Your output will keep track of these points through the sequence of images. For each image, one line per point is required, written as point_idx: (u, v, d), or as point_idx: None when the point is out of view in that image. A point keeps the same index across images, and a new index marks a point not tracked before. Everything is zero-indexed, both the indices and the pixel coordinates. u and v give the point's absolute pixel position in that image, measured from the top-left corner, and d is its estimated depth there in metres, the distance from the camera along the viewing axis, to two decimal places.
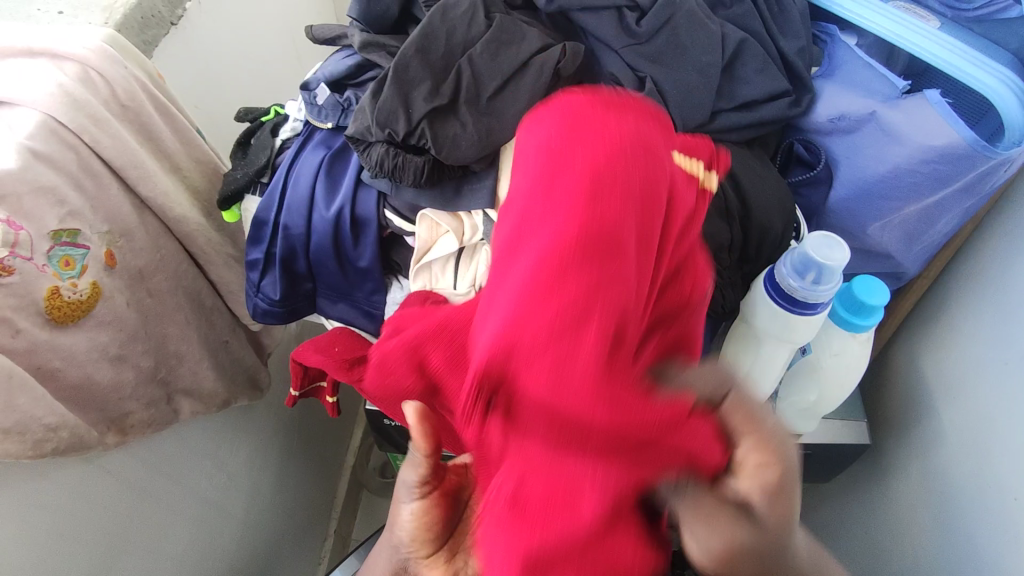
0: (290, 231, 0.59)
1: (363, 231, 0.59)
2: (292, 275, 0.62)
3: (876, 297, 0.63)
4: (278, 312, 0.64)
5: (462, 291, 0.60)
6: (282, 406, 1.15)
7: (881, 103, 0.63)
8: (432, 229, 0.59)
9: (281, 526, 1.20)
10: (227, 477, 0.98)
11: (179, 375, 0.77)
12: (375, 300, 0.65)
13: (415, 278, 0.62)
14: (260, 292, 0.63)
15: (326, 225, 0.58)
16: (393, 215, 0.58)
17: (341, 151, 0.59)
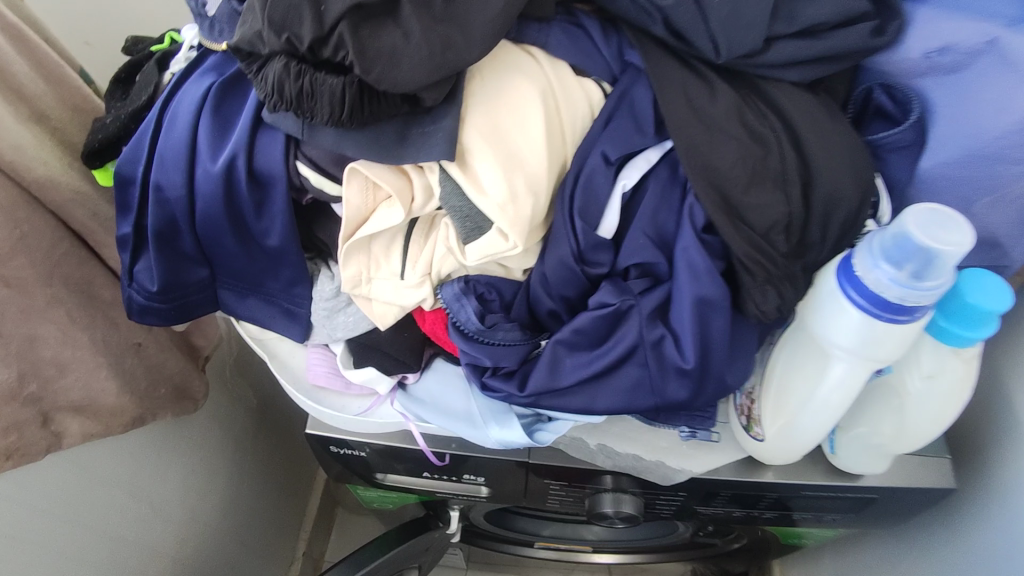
0: (164, 193, 0.42)
1: (267, 193, 0.41)
2: (176, 258, 0.45)
3: (993, 299, 0.45)
4: (160, 309, 0.47)
5: (412, 281, 0.44)
6: (230, 418, 0.97)
7: (1006, 29, 0.45)
8: (367, 193, 0.41)
9: (230, 556, 1.03)
10: (152, 508, 0.81)
11: (60, 391, 0.60)
12: (296, 295, 0.47)
13: (345, 263, 0.44)
14: (134, 281, 0.46)
15: (213, 184, 0.40)
16: (308, 170, 0.40)
17: (237, 80, 0.42)
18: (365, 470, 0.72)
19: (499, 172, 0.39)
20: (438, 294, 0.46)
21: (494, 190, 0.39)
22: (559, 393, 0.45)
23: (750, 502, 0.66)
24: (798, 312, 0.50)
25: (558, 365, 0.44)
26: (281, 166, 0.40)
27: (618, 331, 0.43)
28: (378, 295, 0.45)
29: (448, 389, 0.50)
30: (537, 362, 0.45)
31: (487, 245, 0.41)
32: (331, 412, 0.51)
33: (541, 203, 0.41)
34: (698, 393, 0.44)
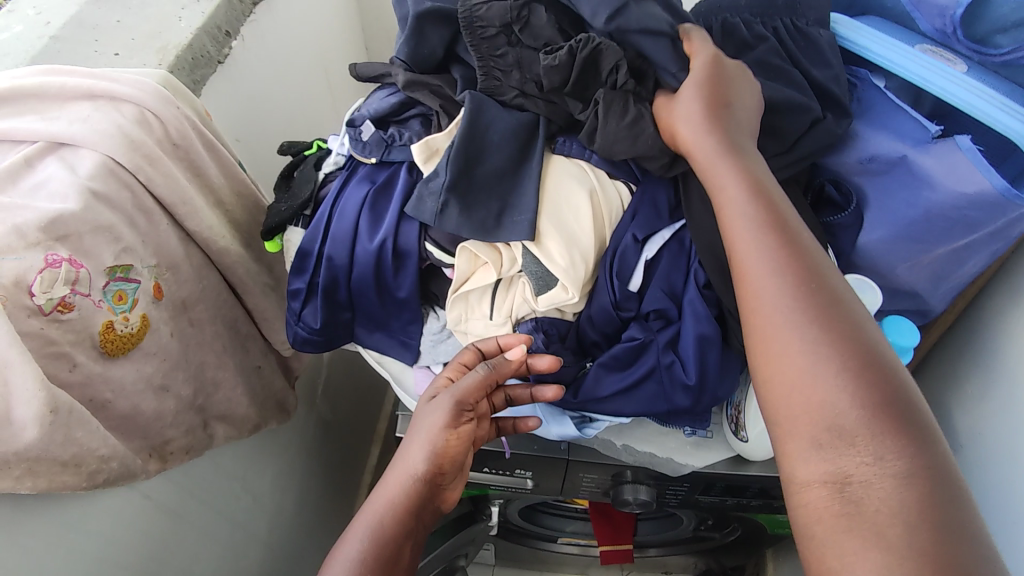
0: (334, 261, 0.61)
1: (403, 263, 0.61)
2: (332, 305, 0.64)
3: (906, 338, 0.64)
4: (317, 340, 0.65)
5: (497, 321, 0.63)
6: (307, 426, 1.16)
7: (912, 147, 0.65)
8: (472, 262, 0.60)
9: (303, 546, 1.20)
10: (254, 498, 0.99)
11: (215, 402, 0.79)
12: (411, 331, 0.66)
13: (451, 307, 0.63)
14: (301, 321, 0.65)
15: (369, 256, 0.60)
16: (433, 247, 0.60)
17: (385, 186, 0.62)
18: None
19: (562, 249, 0.58)
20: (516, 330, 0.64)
21: (561, 260, 0.58)
22: (602, 400, 0.64)
23: (739, 491, 0.84)
24: None
25: (599, 380, 0.64)
26: (416, 243, 0.60)
27: (642, 357, 0.63)
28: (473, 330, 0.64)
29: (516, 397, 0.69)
30: (586, 378, 0.64)
31: (553, 296, 0.59)
32: None
33: (588, 267, 0.60)
34: (699, 400, 0.63)
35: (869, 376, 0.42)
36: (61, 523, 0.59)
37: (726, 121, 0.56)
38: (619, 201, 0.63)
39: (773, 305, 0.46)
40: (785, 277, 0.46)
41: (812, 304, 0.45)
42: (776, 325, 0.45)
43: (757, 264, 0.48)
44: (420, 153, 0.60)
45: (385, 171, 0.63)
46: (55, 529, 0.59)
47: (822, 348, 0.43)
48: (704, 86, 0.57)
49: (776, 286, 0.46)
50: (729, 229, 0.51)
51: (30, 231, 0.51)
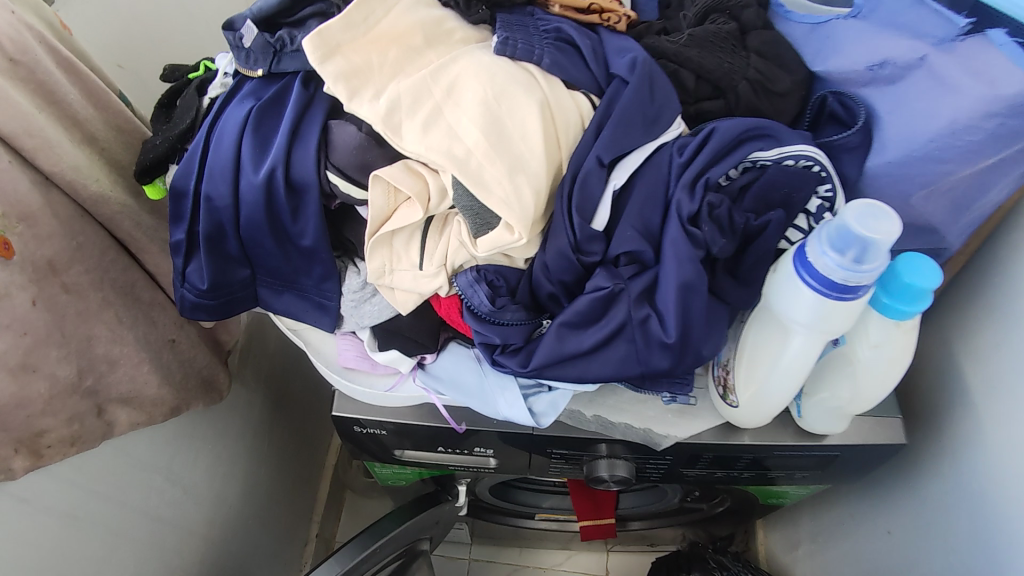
0: (215, 203, 0.49)
1: (302, 199, 0.48)
2: (222, 258, 0.52)
3: (925, 278, 0.53)
4: (210, 305, 0.53)
5: (429, 271, 0.51)
6: (249, 406, 1.04)
7: (933, 47, 0.53)
8: (389, 196, 0.48)
9: (252, 534, 1.10)
10: (182, 490, 0.87)
11: (110, 384, 0.66)
12: (325, 290, 0.54)
13: (371, 256, 0.51)
14: (186, 281, 0.52)
15: (256, 192, 0.48)
16: (337, 177, 0.48)
17: (273, 103, 0.50)
18: (378, 447, 0.77)
19: (505, 176, 0.45)
20: (456, 282, 0.51)
21: (500, 190, 0.45)
22: (563, 365, 0.52)
23: (727, 462, 0.75)
24: (765, 294, 0.57)
25: (564, 343, 0.51)
26: (314, 174, 0.48)
27: (612, 312, 0.50)
28: (399, 285, 0.52)
29: (458, 368, 0.56)
30: (539, 342, 0.52)
31: (496, 239, 0.47)
32: (361, 389, 0.59)
33: (541, 200, 0.47)
34: (680, 362, 0.52)
35: None
36: None
37: None
38: (578, 115, 0.50)
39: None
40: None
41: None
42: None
43: None
44: (312, 51, 0.46)
45: (273, 86, 0.50)
46: None
47: None
48: None
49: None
50: None
51: None
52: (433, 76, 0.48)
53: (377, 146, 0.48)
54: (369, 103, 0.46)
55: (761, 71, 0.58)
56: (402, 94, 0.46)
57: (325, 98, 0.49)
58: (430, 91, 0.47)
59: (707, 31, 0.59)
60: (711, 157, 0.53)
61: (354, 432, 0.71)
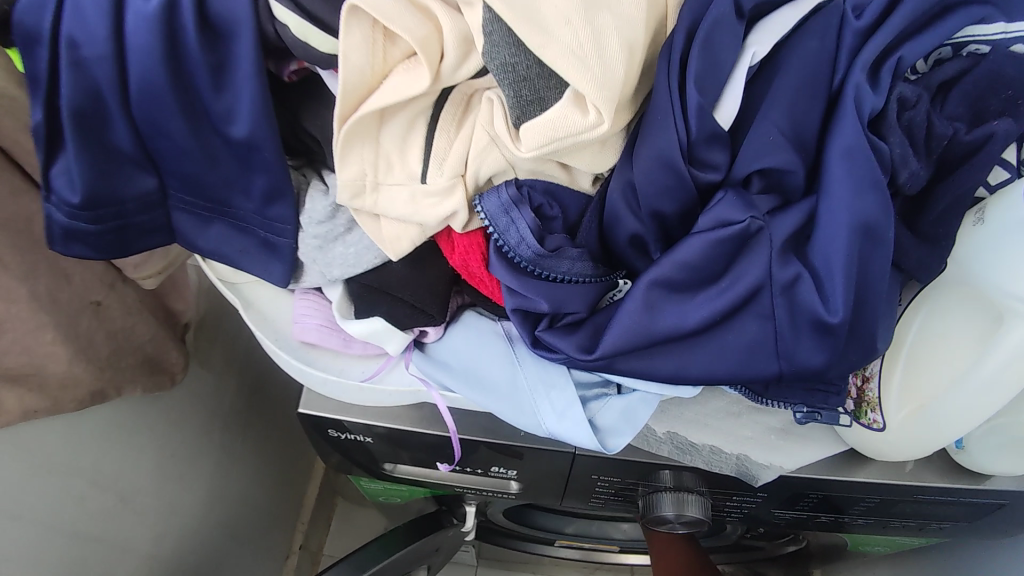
0: (83, 55, 0.29)
1: (230, 52, 0.29)
2: (106, 155, 0.32)
3: None
4: (91, 235, 0.34)
5: (439, 185, 0.30)
6: (218, 395, 0.85)
7: None
8: (374, 48, 0.28)
9: (218, 549, 0.91)
10: (118, 499, 0.69)
11: None
12: (277, 219, 0.34)
13: (343, 156, 0.31)
14: (51, 192, 0.33)
15: (150, 32, 0.29)
16: (286, 9, 0.28)
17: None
18: (361, 458, 0.58)
19: (576, 12, 0.26)
20: (481, 209, 0.31)
21: (565, 33, 0.26)
22: (647, 354, 0.32)
23: (843, 506, 0.53)
24: (965, 251, 0.37)
25: (656, 319, 0.30)
26: (246, 3, 0.28)
27: (739, 267, 0.30)
28: (387, 211, 0.32)
29: (475, 354, 0.36)
30: (612, 314, 0.31)
31: (556, 125, 0.27)
32: (325, 377, 0.38)
33: (635, 62, 0.27)
34: (839, 358, 0.32)
35: None
36: None
37: None
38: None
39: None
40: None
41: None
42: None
43: None
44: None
45: None
46: None
47: None
48: None
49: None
50: None
51: None
52: None
53: None
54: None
55: None
56: None
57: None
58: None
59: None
60: (909, 23, 0.31)
61: (329, 437, 0.51)
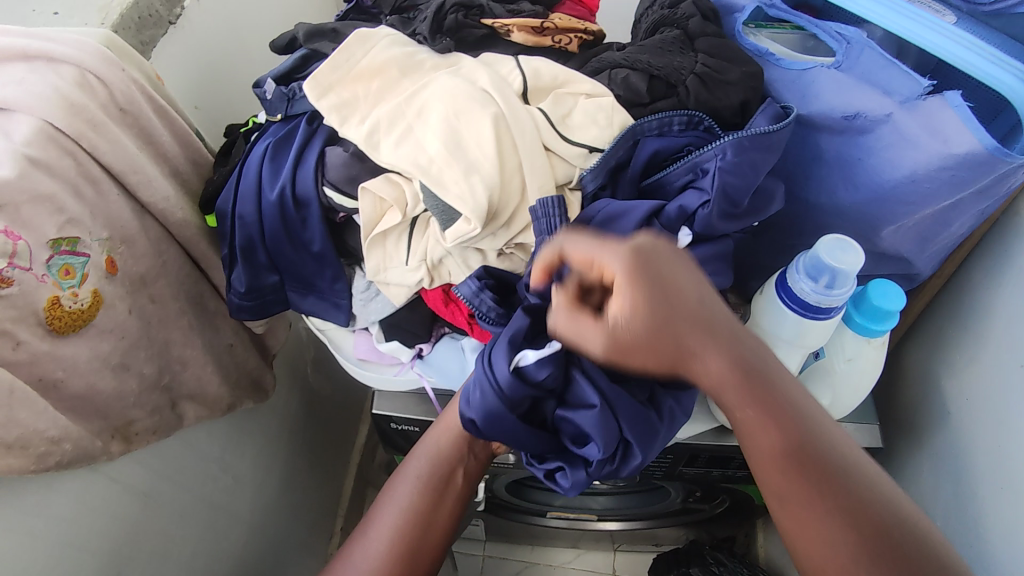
0: (245, 219, 0.61)
1: (306, 211, 0.59)
2: (255, 267, 0.63)
3: (891, 301, 0.62)
4: (249, 306, 0.65)
5: (411, 266, 0.60)
6: (285, 405, 1.14)
7: (899, 105, 0.59)
8: (377, 205, 0.58)
9: (286, 525, 1.19)
10: (232, 480, 0.97)
11: (182, 381, 0.75)
12: (338, 289, 0.65)
13: (368, 254, 0.60)
14: (232, 288, 0.65)
15: (272, 208, 0.59)
16: (332, 192, 0.58)
17: (286, 136, 0.62)
18: (406, 442, 0.87)
19: (461, 176, 0.54)
20: (457, 292, 0.59)
21: (455, 187, 0.54)
22: (531, 436, 0.56)
23: (722, 461, 0.82)
24: (754, 314, 0.65)
25: (537, 406, 0.57)
26: (314, 190, 0.58)
27: (595, 389, 0.54)
28: (392, 280, 0.61)
29: (448, 359, 0.67)
30: (514, 424, 0.55)
31: (457, 230, 0.54)
32: (371, 374, 0.69)
33: (497, 198, 0.55)
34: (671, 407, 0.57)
35: (818, 481, 0.45)
36: (20, 507, 0.57)
37: (820, 456, 0.45)
38: (532, 124, 0.57)
39: (800, 525, 0.45)
40: (831, 511, 0.44)
41: (810, 471, 0.45)
42: (818, 544, 0.45)
43: (764, 455, 0.46)
44: (312, 90, 0.58)
45: (290, 125, 0.63)
46: (15, 512, 0.57)
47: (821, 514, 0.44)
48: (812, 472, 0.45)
49: (761, 416, 0.45)
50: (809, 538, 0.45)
51: None
52: (408, 101, 0.58)
53: (360, 161, 0.58)
54: (354, 127, 0.58)
55: (709, 64, 0.62)
56: (381, 120, 0.57)
57: (324, 130, 0.61)
58: (404, 115, 0.57)
59: (656, 40, 0.66)
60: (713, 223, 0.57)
61: (389, 427, 0.80)
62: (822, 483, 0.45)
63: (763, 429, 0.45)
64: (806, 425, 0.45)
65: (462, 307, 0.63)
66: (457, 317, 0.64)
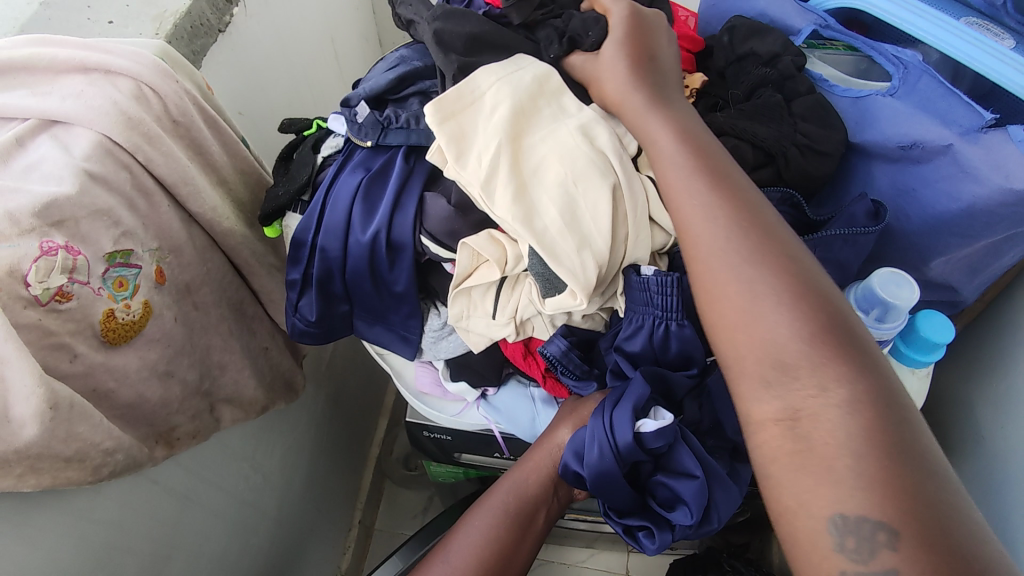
0: (328, 253, 0.62)
1: (398, 256, 0.60)
2: (328, 297, 0.65)
3: (939, 333, 0.61)
4: (314, 332, 0.67)
5: (500, 321, 0.61)
6: (311, 402, 1.15)
7: (959, 136, 0.59)
8: (471, 258, 0.58)
9: (308, 520, 1.20)
10: (261, 478, 0.98)
11: (221, 385, 0.75)
12: (410, 324, 0.67)
13: (453, 302, 0.61)
14: (298, 312, 0.67)
15: (362, 248, 0.60)
16: (429, 242, 0.59)
17: (380, 174, 0.62)
18: (437, 448, 0.87)
19: (575, 251, 0.53)
20: (544, 350, 0.62)
21: (569, 262, 0.52)
22: (626, 494, 0.58)
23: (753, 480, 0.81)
24: None
25: (636, 466, 0.59)
26: (412, 238, 0.59)
27: (697, 460, 0.56)
28: (474, 328, 0.62)
29: (514, 405, 0.71)
30: (621, 486, 0.57)
31: (561, 301, 0.55)
32: (434, 411, 0.74)
33: (602, 269, 0.54)
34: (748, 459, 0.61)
35: (818, 329, 0.43)
36: (69, 512, 0.58)
37: (811, 291, 0.44)
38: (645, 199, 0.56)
39: (758, 320, 0.44)
40: (793, 311, 0.44)
41: (800, 289, 0.44)
42: (731, 278, 0.46)
43: (734, 293, 0.46)
44: (432, 114, 0.55)
45: (380, 158, 0.62)
46: (65, 517, 0.58)
47: (788, 303, 0.44)
48: (806, 311, 0.43)
49: (729, 246, 0.48)
50: (757, 348, 0.44)
51: (22, 217, 0.48)
52: (524, 152, 0.55)
53: (460, 214, 0.58)
54: (468, 167, 0.55)
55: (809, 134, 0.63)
56: (497, 165, 0.54)
57: (422, 171, 0.61)
58: (520, 169, 0.55)
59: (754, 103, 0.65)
60: None
61: (423, 435, 0.80)
62: (824, 319, 0.43)
63: (745, 270, 0.46)
64: (799, 265, 0.46)
65: (540, 361, 0.66)
66: (532, 368, 0.67)
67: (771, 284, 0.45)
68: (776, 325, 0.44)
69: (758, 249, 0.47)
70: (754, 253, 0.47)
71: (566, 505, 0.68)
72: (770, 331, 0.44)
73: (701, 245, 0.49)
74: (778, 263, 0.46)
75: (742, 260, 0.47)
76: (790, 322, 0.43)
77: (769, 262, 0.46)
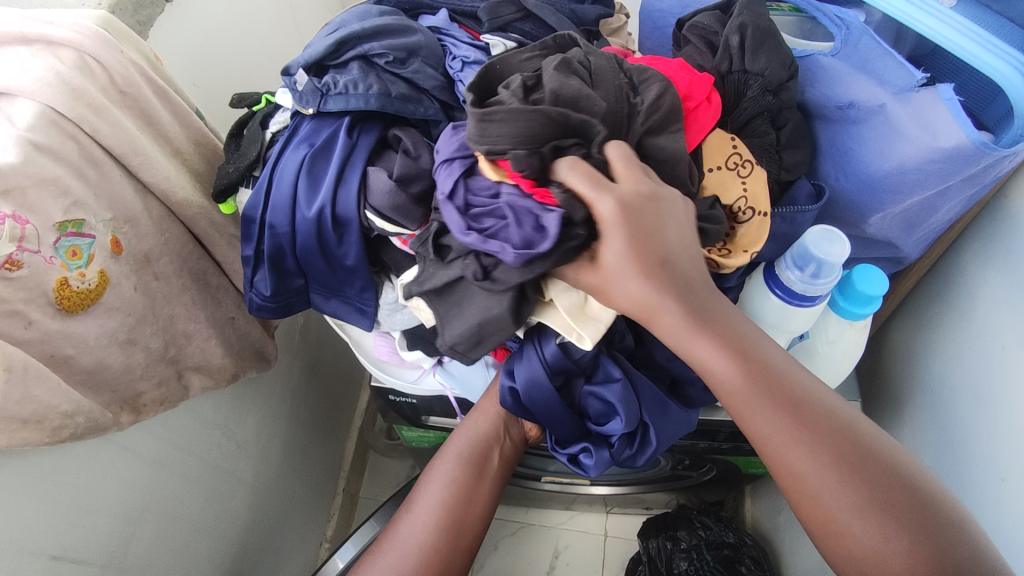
0: (277, 230, 0.63)
1: (345, 230, 0.63)
2: (282, 272, 0.67)
3: (873, 286, 0.63)
4: (272, 307, 0.69)
5: None
6: (287, 372, 1.17)
7: (893, 96, 0.61)
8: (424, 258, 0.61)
9: (289, 486, 1.23)
10: (237, 445, 1.01)
11: (188, 354, 0.77)
12: (366, 297, 0.69)
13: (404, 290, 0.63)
14: (254, 288, 0.68)
15: (309, 223, 0.62)
16: (375, 216, 0.61)
17: (323, 149, 0.63)
18: (410, 412, 0.89)
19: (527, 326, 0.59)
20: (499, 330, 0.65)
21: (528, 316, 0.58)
22: (562, 412, 0.62)
23: (709, 434, 0.84)
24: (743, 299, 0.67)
25: (568, 385, 0.63)
26: (356, 213, 0.61)
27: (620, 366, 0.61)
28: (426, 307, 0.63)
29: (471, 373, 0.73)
30: (551, 395, 0.61)
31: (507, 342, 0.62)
32: (392, 378, 0.77)
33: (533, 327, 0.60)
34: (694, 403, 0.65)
35: (840, 448, 0.47)
36: (35, 474, 0.61)
37: (811, 403, 0.48)
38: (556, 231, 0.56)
39: (777, 444, 0.48)
40: (794, 429, 0.48)
41: (797, 408, 0.48)
42: (775, 414, 0.48)
43: (763, 418, 0.49)
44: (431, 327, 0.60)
45: (323, 134, 0.64)
46: (30, 479, 0.60)
47: (798, 429, 0.48)
48: (813, 430, 0.48)
49: (752, 387, 0.49)
50: (800, 481, 0.48)
51: None
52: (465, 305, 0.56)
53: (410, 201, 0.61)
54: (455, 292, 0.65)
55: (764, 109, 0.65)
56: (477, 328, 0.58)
57: (363, 145, 0.63)
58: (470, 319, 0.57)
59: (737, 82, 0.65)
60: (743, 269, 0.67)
61: (389, 398, 0.82)
62: (825, 430, 0.48)
63: (753, 400, 0.49)
64: (791, 381, 0.49)
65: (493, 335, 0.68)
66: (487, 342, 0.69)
67: (777, 405, 0.48)
68: (792, 446, 0.48)
69: (767, 375, 0.49)
70: (763, 380, 0.49)
71: (519, 444, 0.71)
72: (787, 453, 0.48)
73: (718, 374, 0.50)
74: (776, 386, 0.49)
75: (750, 388, 0.49)
76: (799, 440, 0.48)
77: (764, 384, 0.49)
